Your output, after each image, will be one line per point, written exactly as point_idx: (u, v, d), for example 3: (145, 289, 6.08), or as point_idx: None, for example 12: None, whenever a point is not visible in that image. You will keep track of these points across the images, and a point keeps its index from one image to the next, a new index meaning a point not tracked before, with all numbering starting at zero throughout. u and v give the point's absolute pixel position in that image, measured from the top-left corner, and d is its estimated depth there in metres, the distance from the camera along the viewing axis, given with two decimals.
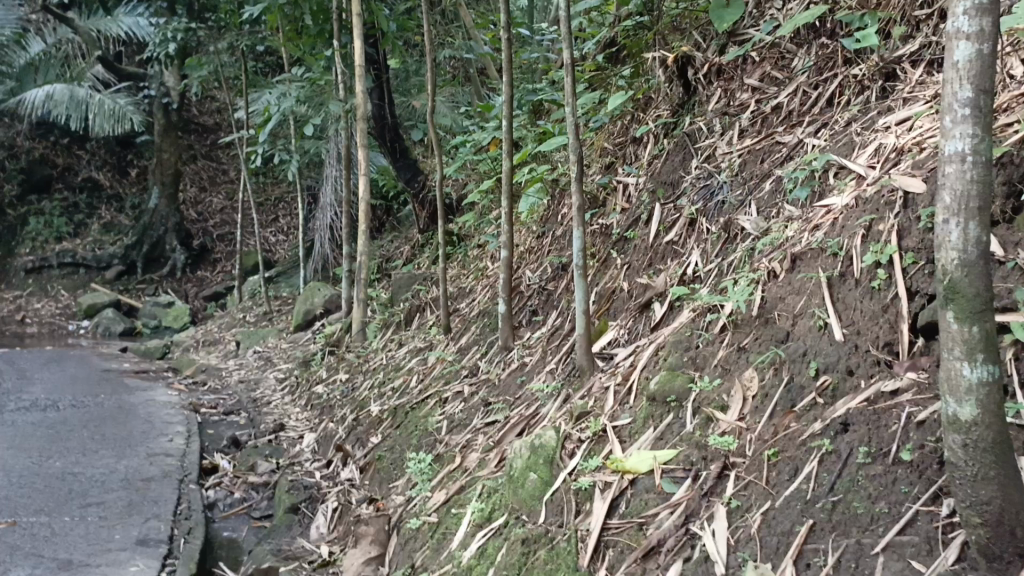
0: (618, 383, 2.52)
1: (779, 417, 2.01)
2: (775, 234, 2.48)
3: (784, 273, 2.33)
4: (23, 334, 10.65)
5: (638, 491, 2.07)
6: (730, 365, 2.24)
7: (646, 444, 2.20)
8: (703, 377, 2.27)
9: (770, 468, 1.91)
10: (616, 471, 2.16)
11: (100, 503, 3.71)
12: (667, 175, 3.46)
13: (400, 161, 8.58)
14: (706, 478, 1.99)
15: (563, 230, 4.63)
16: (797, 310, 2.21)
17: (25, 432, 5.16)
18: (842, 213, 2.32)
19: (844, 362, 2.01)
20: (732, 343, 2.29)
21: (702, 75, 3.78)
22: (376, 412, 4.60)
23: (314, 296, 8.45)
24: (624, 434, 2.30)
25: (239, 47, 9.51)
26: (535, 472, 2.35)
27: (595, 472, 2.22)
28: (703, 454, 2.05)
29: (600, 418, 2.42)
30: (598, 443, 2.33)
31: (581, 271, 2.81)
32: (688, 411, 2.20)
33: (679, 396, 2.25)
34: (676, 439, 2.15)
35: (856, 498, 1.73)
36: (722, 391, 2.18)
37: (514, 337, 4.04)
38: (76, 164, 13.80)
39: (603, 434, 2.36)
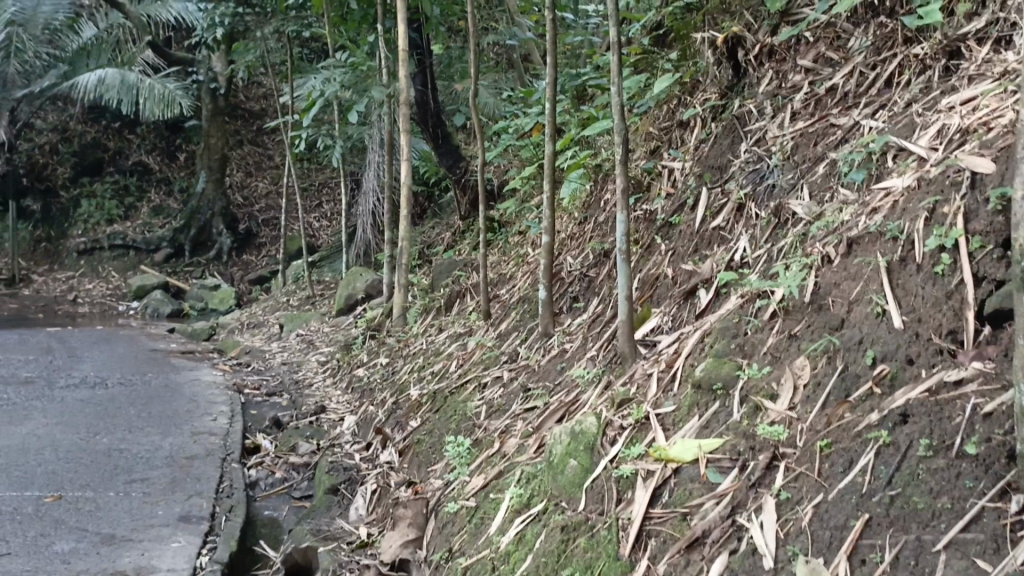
0: (662, 370, 2.46)
1: (832, 406, 1.93)
2: (830, 218, 2.39)
3: (840, 258, 2.24)
4: (74, 314, 10.92)
5: (681, 479, 2.02)
6: (780, 353, 2.17)
7: (690, 434, 2.13)
8: (751, 365, 2.19)
9: (823, 459, 1.83)
10: (659, 459, 2.10)
11: (144, 479, 3.77)
12: (715, 159, 3.37)
13: (442, 147, 8.55)
14: (754, 469, 1.92)
15: (606, 216, 4.56)
16: (853, 296, 2.12)
17: (75, 408, 5.28)
18: (903, 196, 2.23)
19: (903, 351, 1.92)
20: (783, 330, 2.21)
21: (752, 57, 3.70)
22: (416, 396, 4.60)
23: (356, 281, 8.50)
24: (668, 422, 2.24)
25: (284, 33, 9.57)
26: (575, 458, 2.30)
27: (637, 460, 2.17)
28: (751, 444, 1.98)
29: (643, 405, 2.36)
30: (640, 431, 2.28)
31: (624, 255, 2.74)
32: (734, 400, 2.13)
33: (725, 384, 2.18)
34: (722, 427, 2.09)
35: (917, 493, 1.66)
36: (772, 379, 2.10)
37: (554, 323, 3.99)
38: (127, 148, 14.07)
39: (645, 422, 2.29)
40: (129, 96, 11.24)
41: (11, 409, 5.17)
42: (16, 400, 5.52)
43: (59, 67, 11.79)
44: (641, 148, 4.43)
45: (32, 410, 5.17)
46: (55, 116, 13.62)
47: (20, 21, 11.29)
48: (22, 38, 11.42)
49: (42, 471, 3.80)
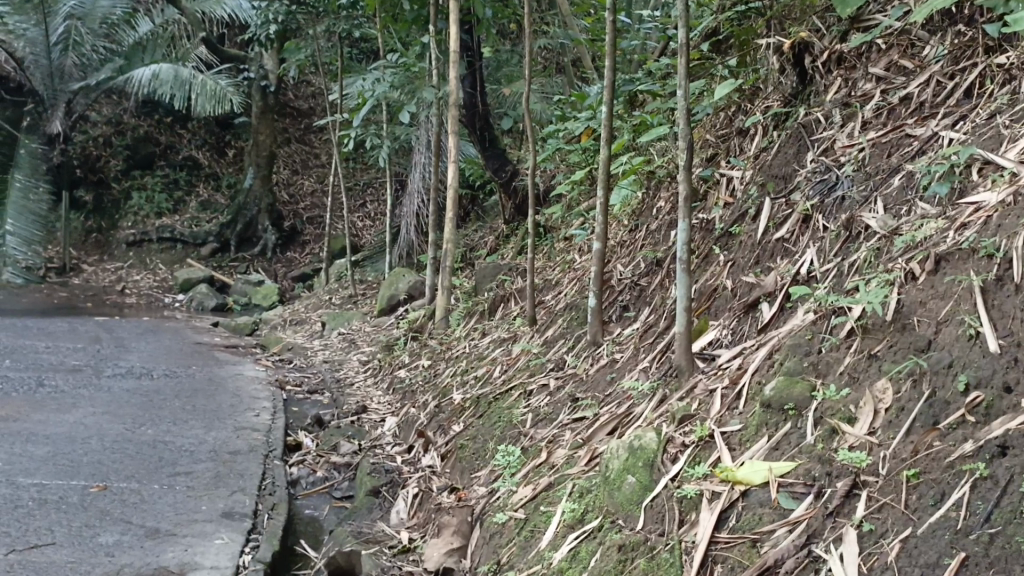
0: (726, 387, 2.37)
1: (919, 434, 1.82)
2: (912, 233, 2.28)
3: (926, 275, 2.13)
4: (122, 304, 11.10)
5: (751, 504, 1.93)
6: (858, 373, 2.07)
7: (760, 456, 2.04)
8: (826, 385, 2.10)
9: (909, 491, 1.73)
10: (727, 481, 2.01)
11: (188, 472, 3.77)
12: (779, 168, 3.26)
13: (489, 150, 8.52)
14: (831, 496, 1.82)
15: (659, 224, 4.48)
16: (941, 317, 2.01)
17: (120, 398, 5.33)
18: (997, 210, 2.10)
19: (1000, 378, 1.79)
20: (861, 350, 2.11)
21: (820, 63, 3.61)
22: (459, 400, 4.56)
23: (399, 281, 8.49)
24: (734, 442, 2.14)
25: (335, 32, 9.63)
26: (633, 475, 2.21)
27: (701, 480, 2.08)
28: (828, 469, 1.89)
29: (707, 421, 2.27)
30: (703, 450, 2.19)
31: (684, 265, 2.64)
32: (808, 422, 2.03)
33: (798, 405, 2.09)
34: (794, 450, 1.99)
35: (1020, 532, 1.53)
36: (850, 401, 2.01)
37: (604, 332, 3.91)
38: (178, 143, 14.31)
39: (709, 440, 2.20)
40: (182, 91, 11.33)
41: (59, 396, 5.23)
42: (64, 387, 5.60)
43: (114, 61, 11.78)
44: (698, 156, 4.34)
45: (79, 398, 5.23)
46: (109, 109, 13.90)
47: (79, 14, 11.55)
48: (81, 32, 11.66)
49: (88, 460, 3.82)
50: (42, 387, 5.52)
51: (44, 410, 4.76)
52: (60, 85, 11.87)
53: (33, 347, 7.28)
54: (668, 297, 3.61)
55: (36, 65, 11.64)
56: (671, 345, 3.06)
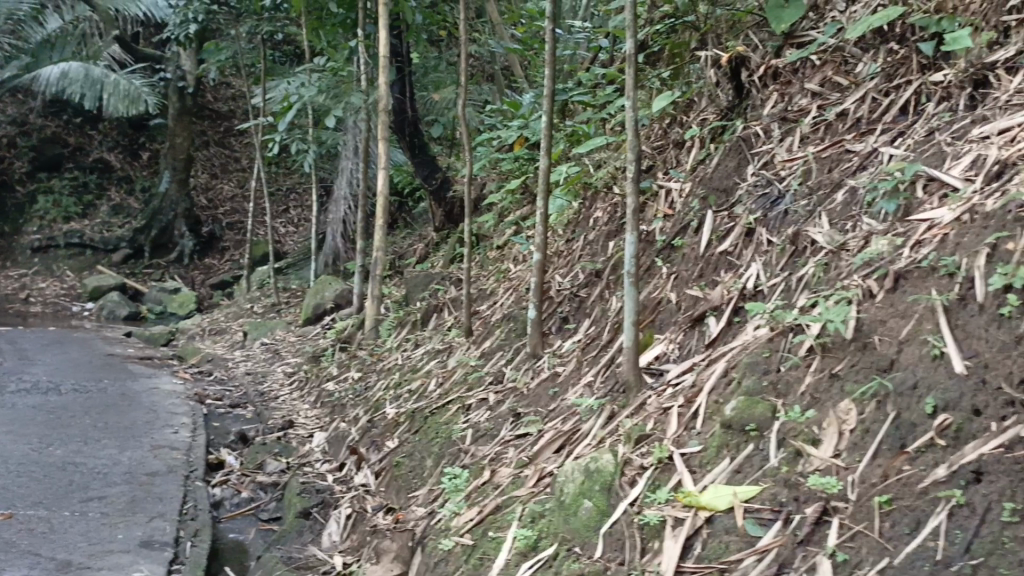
0: (680, 405, 2.32)
1: (889, 458, 1.81)
2: (873, 249, 2.27)
3: (884, 293, 2.13)
4: (26, 313, 10.47)
5: (717, 531, 1.89)
6: (820, 394, 2.04)
7: (723, 479, 2.00)
8: (787, 406, 2.07)
9: (882, 518, 1.72)
10: (690, 506, 1.97)
11: (103, 497, 3.51)
12: (720, 181, 3.25)
13: (418, 157, 8.38)
14: (801, 524, 1.80)
15: (597, 234, 4.44)
16: (903, 336, 2.00)
17: (24, 416, 4.96)
18: (954, 228, 2.13)
19: (968, 400, 1.80)
20: (821, 369, 2.09)
21: (756, 78, 3.59)
22: (392, 415, 4.42)
23: (325, 290, 8.26)
24: (694, 464, 2.10)
25: (258, 33, 9.33)
26: (589, 499, 2.16)
27: (663, 505, 2.03)
28: (795, 495, 1.86)
29: (664, 442, 2.22)
30: (661, 472, 2.13)
31: (632, 278, 2.58)
32: (770, 444, 2.00)
33: (760, 426, 2.05)
34: (758, 474, 1.96)
35: (1002, 564, 1.54)
36: (814, 423, 1.98)
37: (543, 345, 3.83)
38: (88, 144, 13.63)
39: (669, 462, 2.15)
40: (92, 90, 10.85)
41: None
42: None
43: (21, 59, 11.59)
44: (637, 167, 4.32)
45: None
46: (13, 107, 13.14)
47: None
48: None
49: None
50: None
51: None
52: None
53: None
54: (611, 309, 3.57)
55: None
56: (616, 359, 3.00)
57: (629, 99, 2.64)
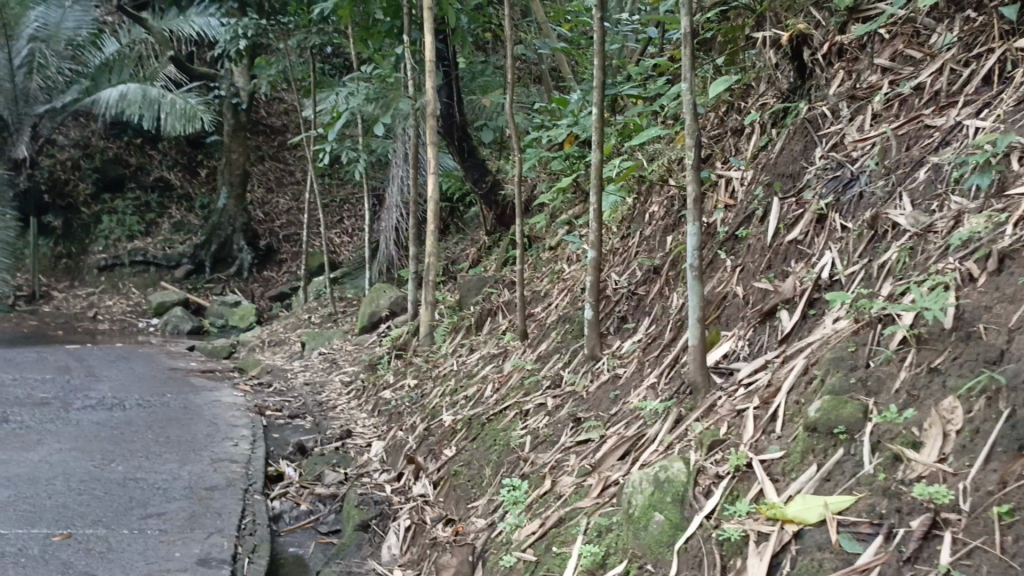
0: (757, 407, 2.15)
1: (1005, 461, 1.61)
2: (973, 228, 2.07)
3: (986, 277, 1.95)
4: (95, 331, 10.75)
5: (807, 547, 1.71)
6: (917, 391, 1.86)
7: (811, 488, 1.82)
8: (880, 405, 1.89)
9: (1004, 531, 1.52)
10: (775, 519, 1.80)
11: (162, 513, 3.49)
12: (786, 166, 3.05)
13: (468, 161, 8.31)
14: (904, 538, 1.61)
15: (653, 229, 4.28)
16: (1012, 324, 1.82)
17: (89, 433, 5.01)
18: None
19: None
20: (917, 363, 1.91)
21: (820, 56, 3.39)
22: (449, 422, 4.33)
23: (380, 298, 8.23)
24: (777, 472, 1.93)
25: (308, 46, 9.40)
26: (661, 512, 2.00)
27: (744, 519, 1.86)
28: (897, 506, 1.68)
29: (741, 448, 2.05)
30: (739, 481, 1.97)
31: (696, 272, 2.42)
32: (863, 448, 1.82)
33: (849, 428, 1.87)
34: (851, 482, 1.78)
35: None
36: (912, 423, 1.79)
37: (602, 346, 3.68)
38: (148, 164, 13.98)
39: (747, 470, 1.98)
40: (150, 111, 10.98)
41: (24, 433, 4.91)
42: (30, 423, 5.28)
43: (82, 82, 11.57)
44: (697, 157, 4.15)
45: (46, 434, 4.92)
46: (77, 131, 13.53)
47: (43, 36, 11.06)
48: (45, 55, 11.18)
49: (51, 505, 3.52)
50: (7, 424, 5.19)
51: (6, 449, 4.45)
52: (24, 109, 11.35)
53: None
54: (672, 306, 3.40)
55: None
56: (681, 359, 2.83)
57: (685, 81, 2.48)
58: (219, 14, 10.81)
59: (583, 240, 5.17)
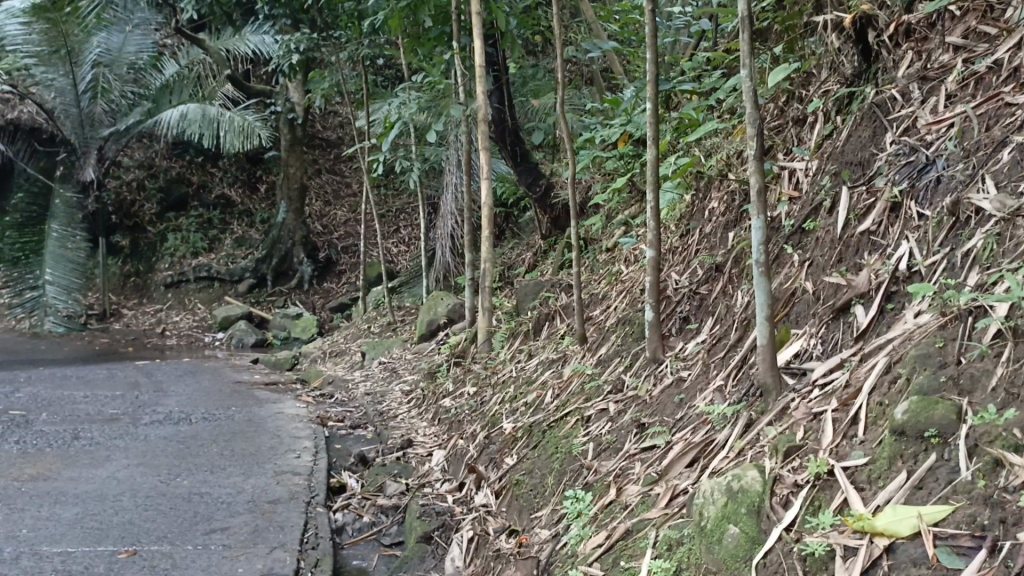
0: (836, 409, 2.02)
1: None
2: None
3: None
4: (163, 346, 11.03)
5: (900, 562, 1.58)
6: (1017, 388, 1.69)
7: (900, 498, 1.68)
8: (976, 405, 1.73)
9: None
10: (863, 532, 1.67)
11: (224, 528, 3.51)
12: (854, 154, 2.91)
13: (521, 165, 8.25)
14: (1011, 551, 1.45)
15: (714, 226, 4.15)
16: None
17: (156, 447, 5.10)
18: None
19: None
20: (1016, 358, 1.73)
21: (887, 37, 3.23)
22: (510, 430, 4.27)
23: (437, 305, 8.23)
24: (862, 479, 1.80)
25: (359, 58, 9.50)
26: (736, 525, 1.89)
27: (829, 531, 1.73)
28: (1001, 516, 1.52)
29: (821, 455, 1.93)
30: (820, 491, 1.85)
31: (762, 268, 2.30)
32: (958, 453, 1.68)
33: (941, 431, 1.73)
34: (947, 491, 1.63)
35: None
36: (1013, 425, 1.62)
37: (664, 348, 3.57)
38: (210, 182, 14.33)
39: (829, 477, 1.86)
40: (211, 129, 11.19)
41: (94, 449, 5.03)
42: (100, 438, 5.41)
43: (144, 105, 11.81)
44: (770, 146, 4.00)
45: (114, 450, 5.03)
46: (141, 153, 13.93)
47: (105, 61, 11.50)
48: (108, 79, 11.60)
49: (117, 522, 3.58)
50: (78, 440, 5.32)
51: (76, 466, 4.55)
52: (90, 132, 11.79)
53: (70, 398, 7.12)
54: (737, 305, 3.27)
55: (66, 115, 11.60)
56: (749, 360, 2.71)
57: (744, 66, 2.35)
58: (273, 32, 10.99)
59: (642, 239, 5.03)
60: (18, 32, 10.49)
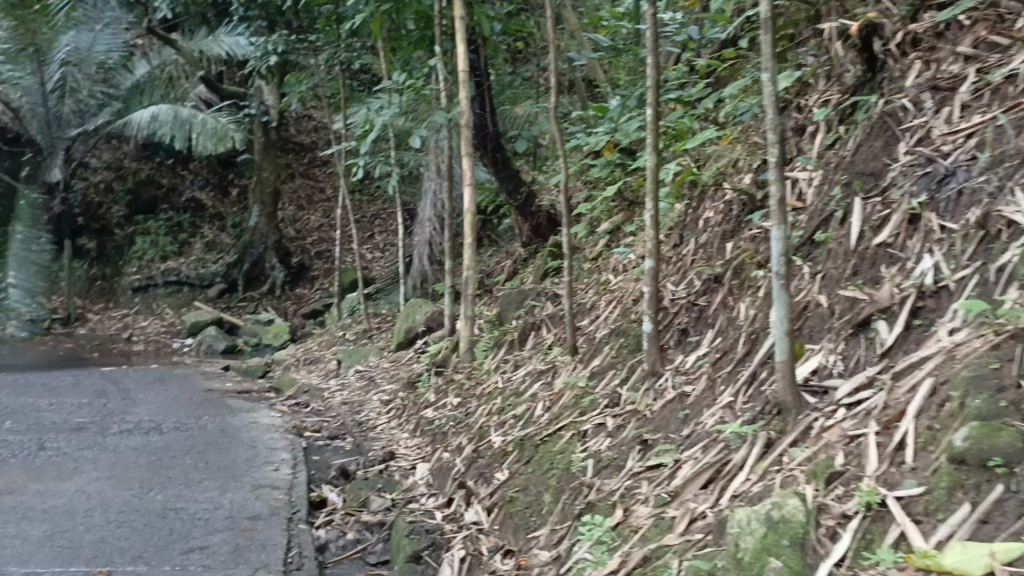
0: (879, 433, 1.91)
1: None
2: None
3: None
4: (130, 352, 10.72)
5: None
6: None
7: (966, 533, 1.59)
8: None
9: None
10: (928, 569, 1.55)
11: (204, 547, 3.33)
12: (866, 164, 2.82)
13: (501, 172, 8.11)
14: None
15: (710, 236, 4.06)
16: None
17: (126, 459, 4.89)
18: None
19: None
20: None
21: (893, 46, 3.14)
22: (499, 444, 4.13)
23: (415, 313, 8.07)
24: (919, 510, 1.69)
25: (337, 62, 9.31)
26: (779, 558, 1.76)
27: (889, 568, 1.62)
28: None
29: (868, 484, 1.81)
30: (873, 523, 1.73)
31: (781, 281, 2.18)
32: None
33: (1006, 460, 1.63)
34: (1019, 526, 1.53)
35: None
36: None
37: (663, 361, 3.47)
38: (180, 185, 14.02)
39: (881, 508, 1.74)
40: (182, 131, 10.89)
41: (60, 461, 4.79)
42: (66, 449, 5.17)
43: (114, 105, 11.48)
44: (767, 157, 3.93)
45: (82, 462, 4.80)
46: (109, 154, 13.59)
47: (74, 60, 11.13)
48: (77, 78, 11.30)
49: (89, 540, 3.38)
50: (43, 451, 5.08)
51: (42, 479, 4.32)
52: (57, 132, 11.60)
53: (34, 406, 6.84)
54: (741, 318, 3.17)
55: (33, 114, 11.42)
56: (759, 376, 2.62)
57: (767, 70, 2.23)
58: (248, 33, 10.76)
59: (635, 250, 4.92)
60: None
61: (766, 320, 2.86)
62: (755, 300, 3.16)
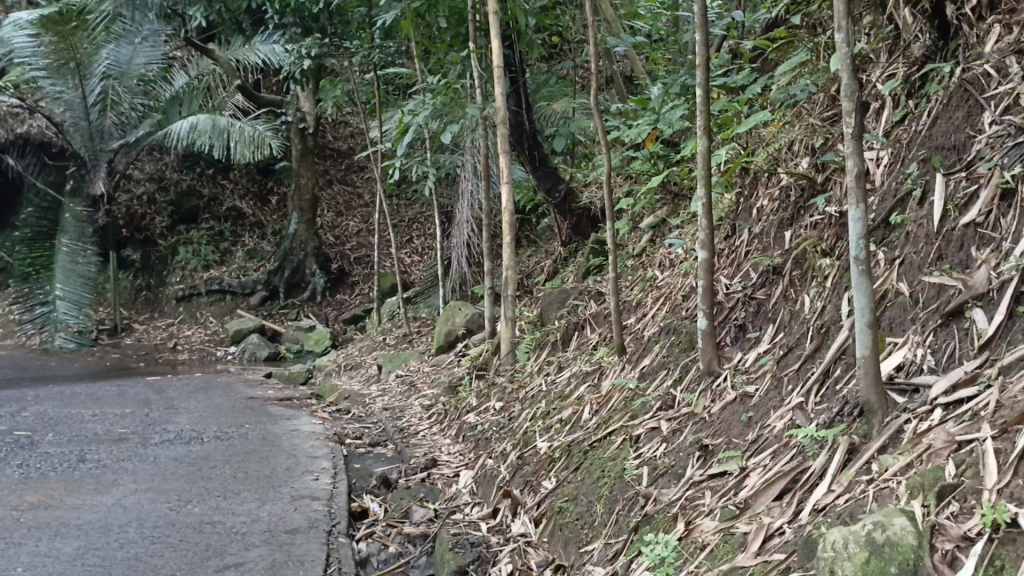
0: (997, 438, 1.65)
1: None
2: None
3: None
4: (175, 361, 10.76)
5: None
6: None
7: None
8: None
9: None
10: None
11: (240, 564, 3.19)
12: (945, 138, 2.58)
13: (540, 170, 7.91)
14: None
15: (765, 225, 3.82)
16: None
17: (165, 470, 4.79)
18: None
19: None
20: None
21: (969, 10, 2.84)
22: (545, 450, 3.93)
23: (455, 316, 7.91)
24: None
25: (372, 64, 9.20)
26: None
27: None
28: None
29: (991, 498, 1.54)
30: (1001, 547, 1.45)
31: (863, 267, 1.95)
32: None
33: None
34: None
35: None
36: None
37: (720, 359, 3.23)
38: (221, 194, 14.08)
39: (1012, 529, 1.46)
40: (220, 140, 10.89)
41: (100, 474, 4.71)
42: (106, 461, 5.10)
43: (153, 116, 11.57)
44: (829, 139, 3.67)
45: (121, 474, 4.71)
46: (151, 165, 13.73)
47: (115, 73, 11.28)
48: (117, 91, 11.39)
49: (121, 558, 3.26)
50: (83, 464, 5.01)
51: (79, 493, 4.22)
52: (100, 145, 11.57)
53: (78, 417, 6.81)
54: (806, 311, 2.92)
55: (75, 128, 11.35)
56: (833, 374, 2.38)
57: (841, 32, 1.99)
58: (283, 40, 10.72)
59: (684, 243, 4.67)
60: (26, 43, 10.15)
61: (837, 312, 2.62)
62: (821, 291, 2.91)
